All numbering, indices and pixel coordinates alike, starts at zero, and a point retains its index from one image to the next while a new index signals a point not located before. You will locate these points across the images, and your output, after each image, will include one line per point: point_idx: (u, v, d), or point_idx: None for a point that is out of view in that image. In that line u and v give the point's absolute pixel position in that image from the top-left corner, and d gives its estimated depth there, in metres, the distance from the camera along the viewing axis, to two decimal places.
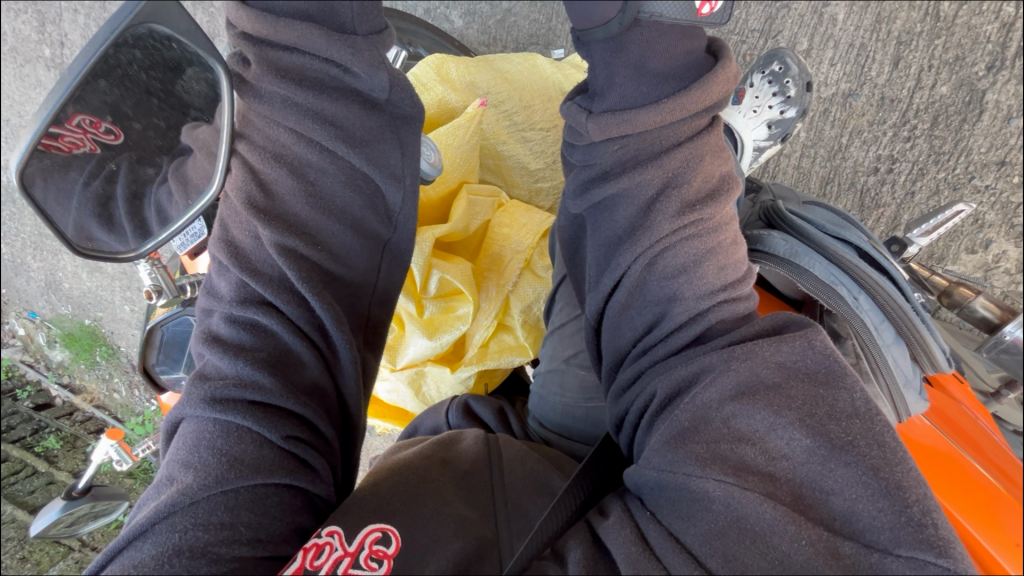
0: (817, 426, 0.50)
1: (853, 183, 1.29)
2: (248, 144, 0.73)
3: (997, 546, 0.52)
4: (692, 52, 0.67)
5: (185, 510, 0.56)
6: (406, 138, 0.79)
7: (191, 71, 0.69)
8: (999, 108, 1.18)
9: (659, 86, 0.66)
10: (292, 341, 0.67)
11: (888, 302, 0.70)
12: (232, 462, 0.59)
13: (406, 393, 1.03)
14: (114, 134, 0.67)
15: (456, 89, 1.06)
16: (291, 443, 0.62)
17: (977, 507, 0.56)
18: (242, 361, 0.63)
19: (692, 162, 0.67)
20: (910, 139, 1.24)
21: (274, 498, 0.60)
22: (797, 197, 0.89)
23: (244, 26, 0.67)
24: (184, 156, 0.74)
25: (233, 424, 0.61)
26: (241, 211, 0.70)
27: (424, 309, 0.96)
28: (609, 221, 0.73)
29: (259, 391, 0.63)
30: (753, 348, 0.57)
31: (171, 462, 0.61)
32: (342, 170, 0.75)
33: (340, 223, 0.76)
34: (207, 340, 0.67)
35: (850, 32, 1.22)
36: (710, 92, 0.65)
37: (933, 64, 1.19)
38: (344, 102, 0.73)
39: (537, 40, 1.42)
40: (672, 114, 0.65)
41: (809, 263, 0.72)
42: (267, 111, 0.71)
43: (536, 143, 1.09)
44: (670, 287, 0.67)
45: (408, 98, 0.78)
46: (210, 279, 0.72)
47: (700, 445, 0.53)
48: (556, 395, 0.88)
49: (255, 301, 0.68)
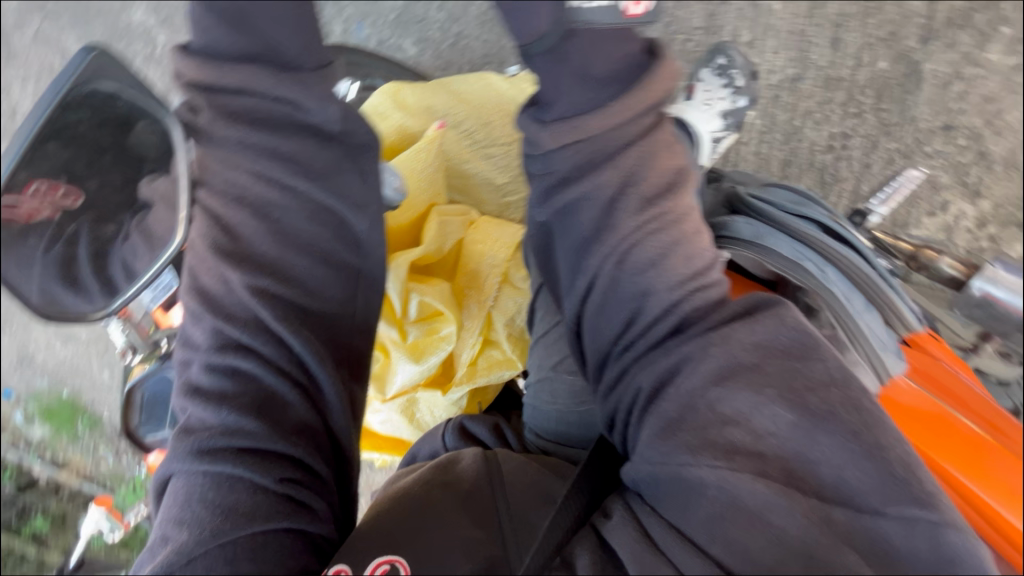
0: (795, 399, 0.52)
1: (813, 163, 1.29)
2: (209, 190, 0.72)
3: (996, 497, 0.56)
4: (631, 53, 0.69)
5: (183, 569, 0.56)
6: (366, 165, 0.78)
7: (143, 125, 0.68)
8: (934, 77, 1.25)
9: (603, 90, 0.69)
10: (275, 383, 0.69)
11: (853, 271, 0.72)
12: (226, 514, 0.60)
13: (400, 422, 1.03)
14: (72, 197, 0.64)
15: (414, 115, 1.08)
16: (283, 486, 0.63)
17: (973, 463, 0.58)
18: (224, 408, 0.66)
19: (642, 162, 0.69)
20: (859, 114, 1.28)
21: (271, 544, 0.60)
22: (758, 180, 0.92)
23: (190, 75, 0.67)
24: (143, 210, 0.70)
25: (224, 473, 0.62)
26: (208, 257, 0.71)
27: (407, 334, 0.96)
28: (574, 224, 0.73)
29: (246, 437, 0.65)
30: (729, 332, 0.59)
31: (166, 524, 0.62)
32: (306, 205, 0.75)
33: (308, 257, 0.76)
34: (190, 389, 0.68)
35: (788, 21, 1.28)
36: (651, 91, 0.68)
37: (872, 41, 1.26)
38: (299, 138, 0.73)
39: (490, 60, 1.45)
40: (618, 116, 0.68)
41: (775, 243, 0.75)
42: (223, 155, 0.71)
43: (499, 157, 1.11)
44: (642, 282, 0.68)
45: (364, 127, 0.78)
46: (186, 332, 0.74)
47: (690, 433, 0.54)
48: (548, 403, 0.88)
49: (231, 347, 0.70)
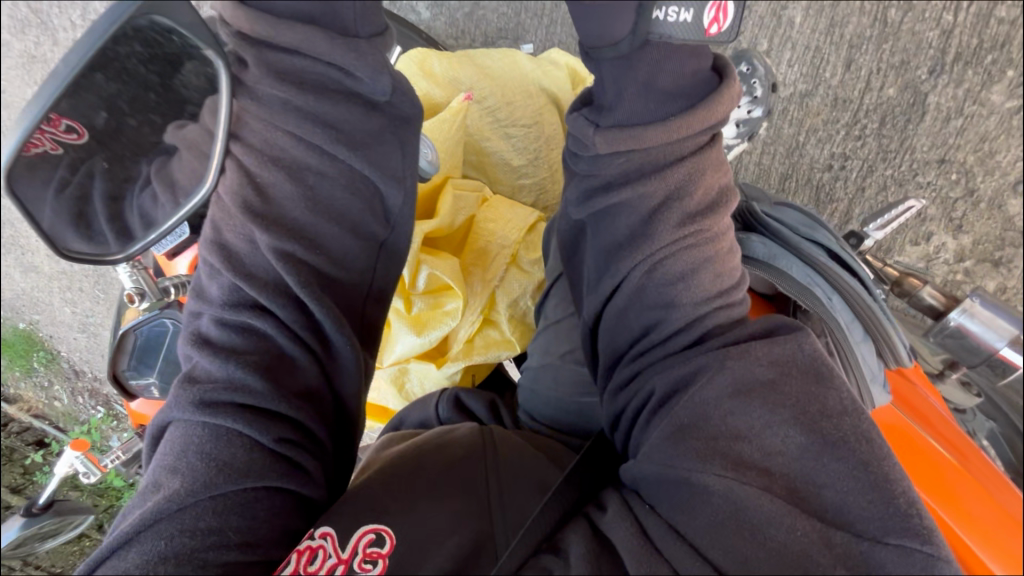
0: (811, 425, 0.38)
1: (941, 158, 0.94)
2: (244, 148, 0.48)
3: (980, 542, 0.43)
4: (700, 71, 0.46)
5: (173, 517, 0.40)
6: (409, 140, 0.55)
7: (191, 66, 0.43)
8: (938, 111, 0.92)
9: (666, 105, 0.46)
10: (289, 348, 0.47)
11: (858, 298, 0.53)
12: (220, 464, 0.42)
13: (386, 390, 0.80)
14: (76, 132, 0.38)
15: (441, 85, 0.81)
16: (282, 444, 0.44)
17: (939, 489, 0.47)
18: (234, 361, 0.44)
19: (692, 177, 0.46)
20: (954, 138, 0.92)
21: (265, 501, 0.43)
22: (767, 196, 0.65)
23: (241, 27, 0.45)
24: (164, 158, 0.45)
25: (223, 425, 0.43)
26: (234, 211, 0.47)
27: (410, 305, 0.73)
28: (660, 166, 0.47)
29: (247, 395, 0.44)
30: (747, 346, 0.42)
31: (155, 468, 0.43)
32: (344, 174, 0.51)
33: (338, 226, 0.52)
34: (197, 342, 0.46)
35: (808, 32, 0.94)
36: (714, 111, 0.45)
37: (881, 67, 0.92)
38: (348, 105, 0.50)
39: (506, 34, 1.09)
40: (682, 131, 0.45)
41: (788, 264, 0.53)
42: (265, 117, 0.48)
43: (520, 139, 0.82)
44: (667, 293, 0.47)
45: (411, 100, 0.54)
46: (196, 279, 0.50)
47: (763, 445, 0.38)
48: (550, 389, 0.63)
49: (249, 305, 0.47)
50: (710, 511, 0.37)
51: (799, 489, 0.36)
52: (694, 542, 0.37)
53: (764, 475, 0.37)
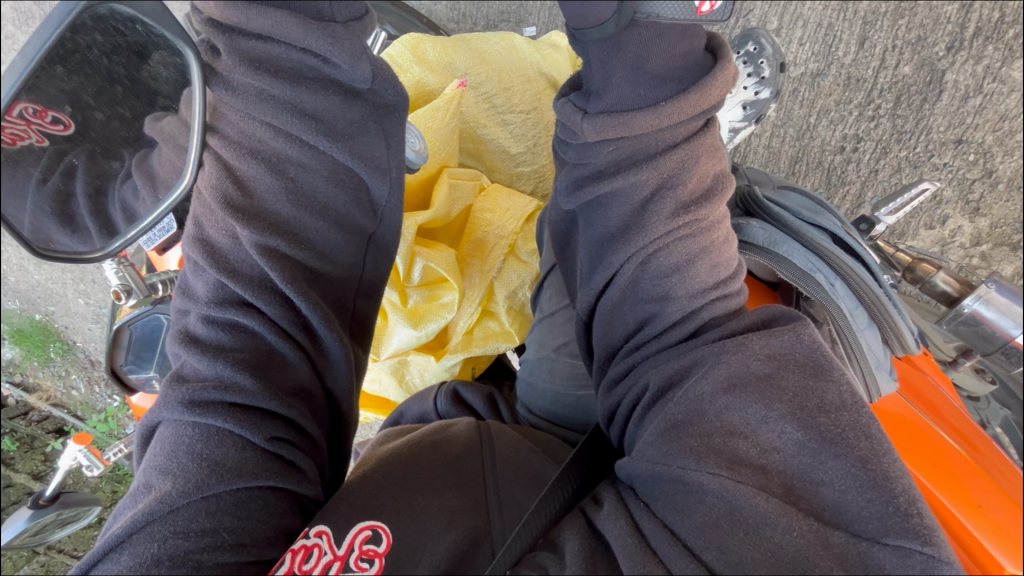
0: (808, 418, 0.36)
1: (959, 137, 0.90)
2: (223, 139, 0.47)
3: (990, 534, 0.40)
4: (691, 53, 0.44)
5: (164, 518, 0.39)
6: (393, 130, 0.54)
7: (159, 56, 0.44)
8: (956, 89, 0.88)
9: (653, 90, 0.44)
10: (278, 346, 0.46)
11: (865, 286, 0.50)
12: (211, 464, 0.41)
13: (387, 382, 0.79)
14: (61, 125, 0.39)
15: (436, 70, 0.78)
16: (273, 442, 0.44)
17: (950, 478, 0.44)
18: (221, 359, 0.44)
19: (686, 165, 0.44)
20: (971, 116, 0.88)
21: (258, 501, 0.42)
22: (771, 180, 0.62)
23: (210, 11, 0.45)
24: (146, 150, 0.47)
25: (213, 425, 0.42)
26: (214, 204, 0.46)
27: (406, 298, 0.71)
28: (652, 151, 0.45)
29: (236, 394, 0.43)
30: (744, 339, 0.41)
31: (146, 470, 0.42)
32: (327, 164, 0.50)
33: (323, 219, 0.51)
34: (184, 339, 0.45)
35: (820, 8, 0.90)
36: (707, 95, 0.42)
37: (897, 44, 0.88)
38: (328, 94, 0.49)
39: (507, 17, 1.06)
40: (673, 118, 0.43)
41: (791, 251, 0.51)
42: (242, 107, 0.47)
43: (518, 126, 0.81)
44: (663, 285, 0.45)
45: (395, 87, 0.53)
46: (183, 275, 0.49)
47: (759, 442, 0.36)
48: (546, 382, 0.62)
49: (234, 301, 0.46)
50: (705, 510, 0.35)
51: (796, 487, 0.35)
52: (688, 543, 0.35)
53: (761, 473, 0.35)
